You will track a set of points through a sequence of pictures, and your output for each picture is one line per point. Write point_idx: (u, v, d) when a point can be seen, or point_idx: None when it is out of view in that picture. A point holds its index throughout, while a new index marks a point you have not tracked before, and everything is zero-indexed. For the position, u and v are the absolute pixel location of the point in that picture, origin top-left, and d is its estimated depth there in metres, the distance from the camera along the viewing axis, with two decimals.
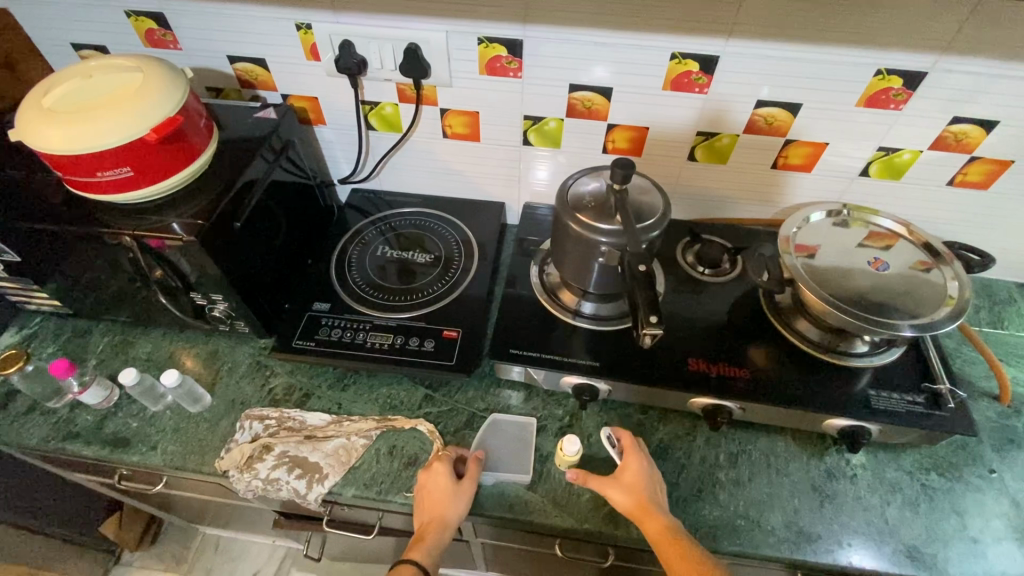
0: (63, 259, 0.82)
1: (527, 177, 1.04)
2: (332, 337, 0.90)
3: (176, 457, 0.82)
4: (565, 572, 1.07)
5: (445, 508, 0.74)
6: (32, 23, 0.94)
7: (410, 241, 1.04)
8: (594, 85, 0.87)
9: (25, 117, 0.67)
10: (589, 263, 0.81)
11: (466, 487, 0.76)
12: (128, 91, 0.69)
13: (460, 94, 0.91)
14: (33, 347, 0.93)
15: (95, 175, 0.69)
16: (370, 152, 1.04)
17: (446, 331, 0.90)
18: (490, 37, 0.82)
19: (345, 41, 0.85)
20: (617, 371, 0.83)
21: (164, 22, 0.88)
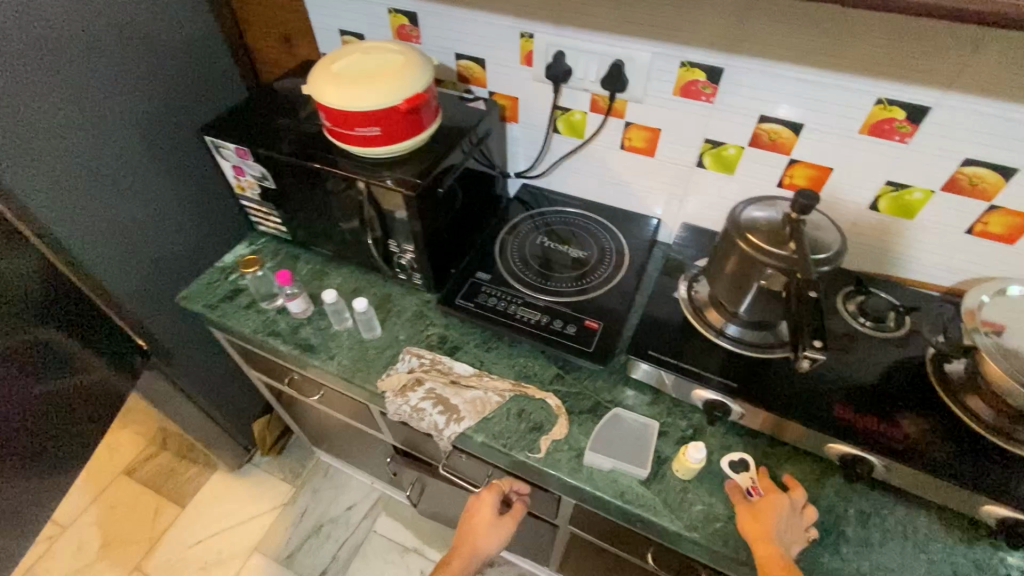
0: (303, 193, 1.03)
1: (691, 198, 1.08)
2: (488, 303, 1.01)
3: (347, 370, 0.98)
4: None
5: (486, 533, 0.93)
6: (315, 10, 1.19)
7: (567, 237, 1.13)
8: (784, 119, 0.89)
9: (317, 76, 0.86)
10: (748, 286, 0.84)
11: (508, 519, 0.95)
12: (393, 67, 0.86)
13: (648, 111, 0.98)
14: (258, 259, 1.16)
15: (354, 130, 0.87)
16: (549, 152, 1.15)
17: (589, 321, 0.97)
18: (692, 62, 0.89)
19: (559, 51, 0.96)
20: (753, 395, 0.84)
21: (415, 20, 1.06)
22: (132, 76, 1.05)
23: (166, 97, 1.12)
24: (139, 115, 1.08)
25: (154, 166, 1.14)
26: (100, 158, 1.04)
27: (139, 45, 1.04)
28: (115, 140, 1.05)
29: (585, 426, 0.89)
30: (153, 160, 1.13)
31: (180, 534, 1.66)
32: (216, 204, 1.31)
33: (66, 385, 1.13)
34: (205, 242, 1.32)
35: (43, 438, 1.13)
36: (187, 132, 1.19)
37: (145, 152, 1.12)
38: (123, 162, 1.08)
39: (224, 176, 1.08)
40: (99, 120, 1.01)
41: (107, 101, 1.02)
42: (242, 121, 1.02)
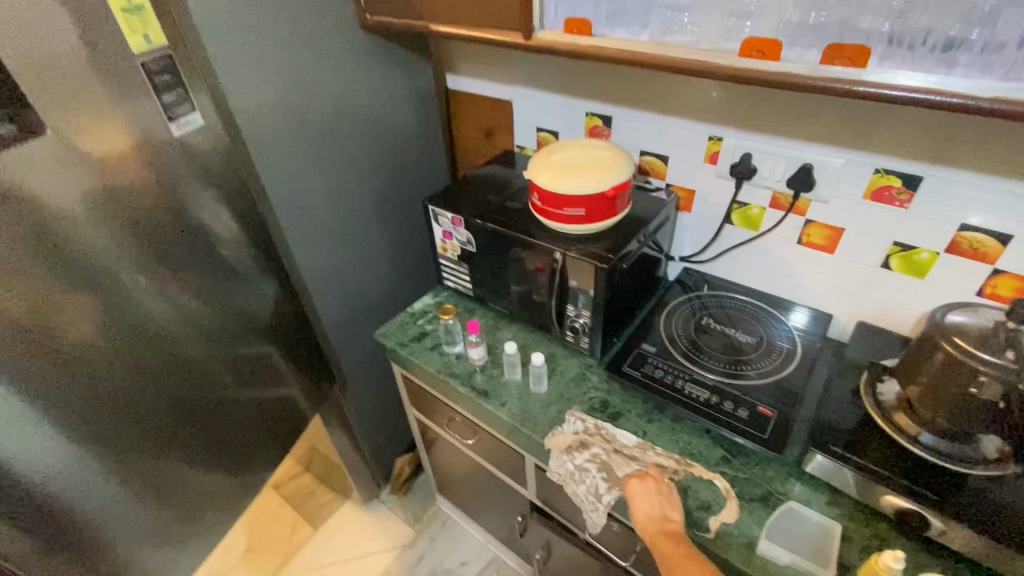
0: (497, 256, 1.18)
1: (869, 298, 1.08)
2: (655, 374, 1.06)
3: (517, 418, 1.06)
4: None
5: None
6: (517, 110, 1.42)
7: (733, 322, 1.16)
8: (989, 229, 0.89)
9: (538, 164, 1.03)
10: (953, 392, 0.81)
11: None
12: (603, 161, 1.01)
13: (832, 211, 1.03)
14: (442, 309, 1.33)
15: (561, 209, 1.01)
16: (718, 241, 1.23)
17: (760, 407, 0.98)
18: (887, 169, 0.94)
19: (745, 153, 1.07)
20: (958, 513, 0.78)
21: (608, 120, 1.23)
22: (372, 154, 1.33)
23: (390, 171, 1.40)
24: (373, 184, 1.36)
25: (371, 225, 1.40)
26: (338, 214, 1.31)
27: (381, 132, 1.33)
28: (350, 201, 1.33)
29: (756, 514, 0.87)
30: (373, 221, 1.39)
31: (308, 554, 1.78)
32: (405, 262, 1.55)
33: (275, 395, 1.36)
34: (392, 290, 1.55)
35: (254, 441, 1.34)
36: (399, 200, 1.45)
37: (369, 213, 1.38)
38: (353, 219, 1.35)
39: (431, 237, 1.28)
40: (344, 187, 1.30)
41: (352, 172, 1.30)
42: (456, 194, 1.23)
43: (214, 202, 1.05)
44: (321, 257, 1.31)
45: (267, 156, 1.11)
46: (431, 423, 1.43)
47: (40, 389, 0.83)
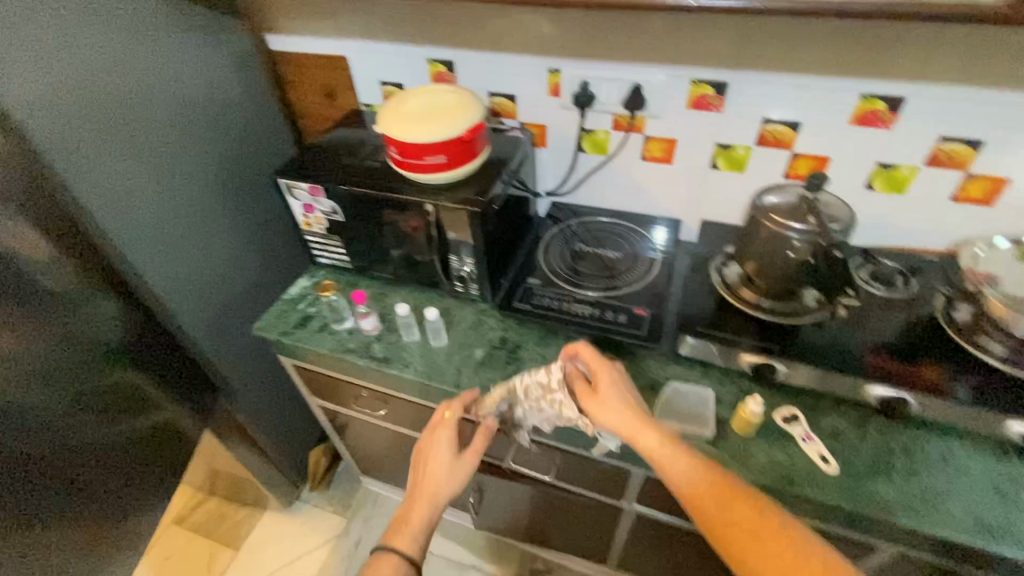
0: (367, 221, 1.14)
1: (707, 197, 1.23)
2: (543, 302, 1.12)
3: (423, 375, 1.07)
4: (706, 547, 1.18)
5: None
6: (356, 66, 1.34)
7: (602, 242, 1.27)
8: (785, 120, 1.05)
9: (389, 116, 1.00)
10: (777, 260, 0.97)
11: (472, 453, 0.98)
12: (453, 105, 1.00)
13: (665, 124, 1.14)
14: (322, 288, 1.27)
15: (421, 159, 0.99)
16: (576, 170, 1.30)
17: (637, 309, 1.09)
18: (701, 79, 1.05)
19: (584, 81, 1.13)
20: (794, 355, 0.95)
21: (451, 66, 1.22)
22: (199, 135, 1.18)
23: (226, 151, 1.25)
24: (210, 170, 1.21)
25: (221, 215, 1.25)
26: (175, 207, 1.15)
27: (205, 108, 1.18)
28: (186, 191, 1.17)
29: (649, 401, 0.99)
30: (222, 210, 1.25)
31: None
32: (272, 247, 1.42)
33: None
34: (261, 282, 1.43)
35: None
36: (246, 182, 1.32)
37: (214, 203, 1.24)
38: (198, 213, 1.19)
39: (291, 215, 1.20)
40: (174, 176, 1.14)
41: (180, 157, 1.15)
42: (308, 164, 1.15)
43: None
44: (170, 262, 1.15)
45: (73, 156, 0.92)
46: (338, 407, 1.38)
47: None
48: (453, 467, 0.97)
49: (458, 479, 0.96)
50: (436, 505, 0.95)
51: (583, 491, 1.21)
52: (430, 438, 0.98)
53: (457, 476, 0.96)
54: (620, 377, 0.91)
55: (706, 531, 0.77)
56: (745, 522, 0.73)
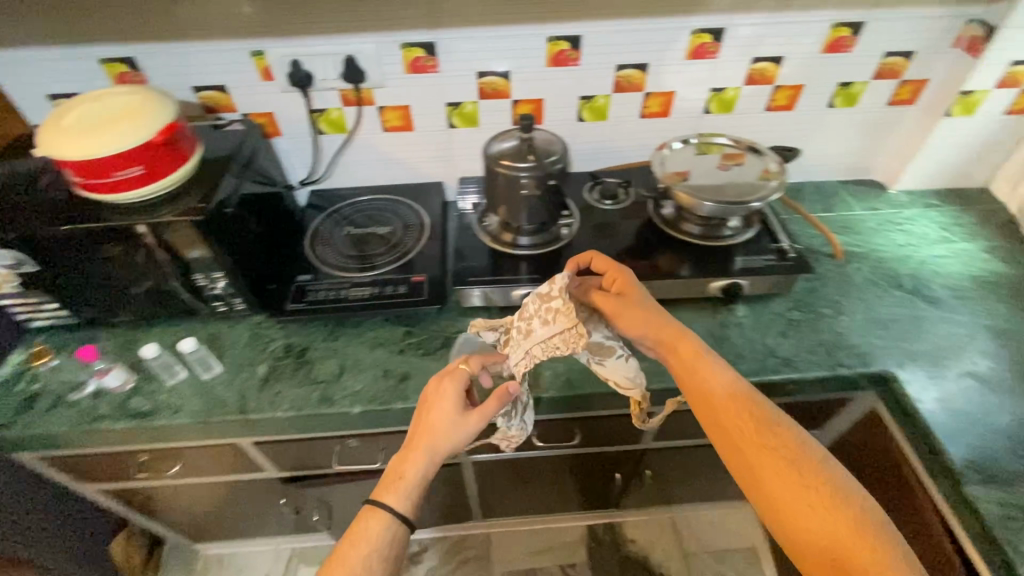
0: (73, 265, 0.95)
1: (457, 156, 1.29)
2: (318, 296, 1.08)
3: (199, 414, 0.97)
4: (540, 466, 1.31)
5: None
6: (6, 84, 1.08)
7: (369, 220, 1.25)
8: (496, 71, 1.13)
9: (52, 137, 0.84)
10: (518, 199, 1.07)
11: (479, 416, 0.84)
12: (133, 107, 0.88)
13: (392, 93, 1.15)
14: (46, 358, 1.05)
15: (113, 176, 0.86)
16: (322, 154, 1.26)
17: (413, 277, 1.11)
18: (409, 42, 1.07)
19: (293, 60, 1.08)
20: (551, 279, 1.08)
21: (135, 64, 1.06)
22: None
23: None
24: None
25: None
26: None
27: None
28: None
29: (442, 358, 1.03)
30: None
31: None
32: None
33: None
34: None
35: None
36: None
37: None
38: None
39: None
40: None
41: None
42: None
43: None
44: None
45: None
46: (124, 482, 1.19)
47: None
48: (462, 421, 0.85)
49: (467, 431, 0.84)
50: (435, 462, 0.84)
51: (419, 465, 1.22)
52: (438, 387, 0.86)
53: (466, 429, 0.84)
54: (641, 287, 0.93)
55: (708, 428, 0.82)
56: (749, 420, 0.79)
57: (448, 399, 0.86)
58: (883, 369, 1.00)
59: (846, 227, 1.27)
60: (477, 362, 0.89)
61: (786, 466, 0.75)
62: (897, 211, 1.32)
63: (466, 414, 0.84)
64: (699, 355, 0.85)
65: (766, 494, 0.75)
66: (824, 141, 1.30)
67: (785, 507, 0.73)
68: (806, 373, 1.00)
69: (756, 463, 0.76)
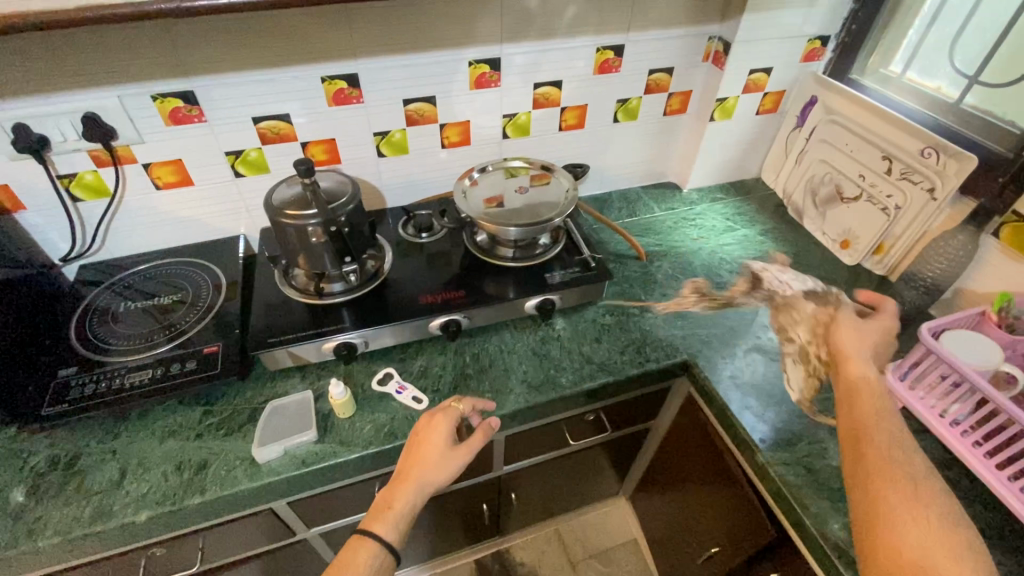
0: None
1: (255, 207, 1.20)
2: (84, 392, 0.93)
3: None
4: None
5: None
6: None
7: (154, 290, 1.11)
8: (273, 115, 1.06)
9: None
10: (313, 249, 1.00)
11: (467, 450, 0.85)
12: None
13: (155, 148, 1.03)
14: None
15: None
16: (87, 222, 1.10)
17: (206, 348, 1.00)
18: (161, 93, 0.97)
19: (14, 122, 0.92)
20: (364, 326, 1.03)
21: None
22: None
23: None
24: None
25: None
26: None
27: None
28: None
29: (249, 433, 0.94)
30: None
31: None
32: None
33: None
34: None
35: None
36: None
37: None
38: None
39: None
40: None
41: None
42: None
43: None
44: None
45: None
46: None
47: None
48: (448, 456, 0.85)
49: (456, 462, 0.83)
50: (423, 496, 0.81)
51: (256, 554, 1.09)
52: (429, 423, 0.86)
53: (455, 461, 0.83)
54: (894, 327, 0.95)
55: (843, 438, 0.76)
56: (877, 428, 0.74)
57: (439, 433, 0.86)
58: (686, 358, 1.09)
59: (648, 229, 1.38)
60: (466, 405, 0.92)
61: (893, 467, 0.67)
62: (690, 208, 1.47)
63: (453, 449, 0.84)
64: (858, 370, 0.83)
65: (866, 489, 0.67)
66: (618, 153, 1.41)
67: (880, 503, 0.65)
68: (619, 375, 1.05)
69: (865, 460, 0.70)
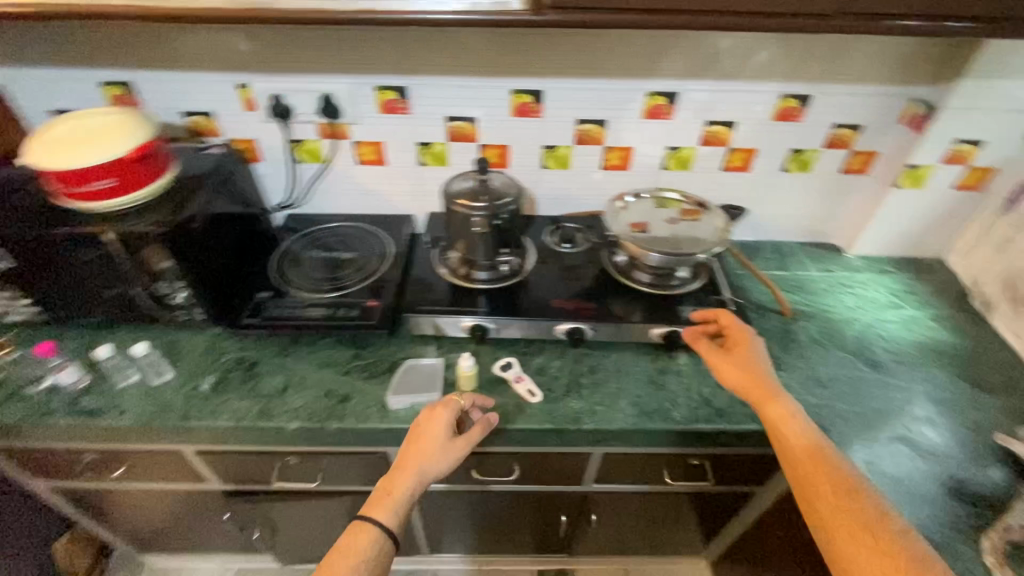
0: (44, 265, 1.01)
1: (427, 192, 1.36)
2: (274, 314, 1.13)
3: (143, 416, 1.01)
4: (485, 502, 1.30)
5: None
6: (14, 97, 1.16)
7: (339, 245, 1.31)
8: (463, 117, 1.21)
9: (41, 144, 0.93)
10: (471, 237, 1.11)
11: (467, 439, 0.92)
12: (117, 124, 0.98)
13: (367, 130, 1.23)
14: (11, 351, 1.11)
15: (89, 183, 0.94)
16: (300, 181, 1.34)
17: (369, 302, 1.16)
18: (384, 86, 1.16)
19: (277, 95, 1.17)
20: (498, 314, 1.12)
21: (133, 87, 1.15)
22: None
23: None
24: None
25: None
26: None
27: None
28: None
29: (384, 382, 1.07)
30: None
31: None
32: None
33: None
34: None
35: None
36: None
37: None
38: None
39: None
40: None
41: None
42: None
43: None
44: None
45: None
46: (69, 481, 1.20)
47: None
48: (446, 446, 0.92)
49: (460, 450, 0.91)
50: (421, 483, 0.88)
51: (359, 491, 1.22)
52: (431, 415, 0.92)
53: (449, 434, 0.93)
54: (755, 343, 0.99)
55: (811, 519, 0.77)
56: (837, 496, 0.75)
57: (440, 424, 0.93)
58: (816, 428, 1.01)
59: (796, 286, 1.31)
60: (468, 398, 0.98)
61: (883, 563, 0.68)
62: (850, 274, 1.36)
63: (453, 436, 0.92)
64: (774, 399, 0.88)
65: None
66: (779, 203, 1.36)
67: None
68: (736, 424, 1.01)
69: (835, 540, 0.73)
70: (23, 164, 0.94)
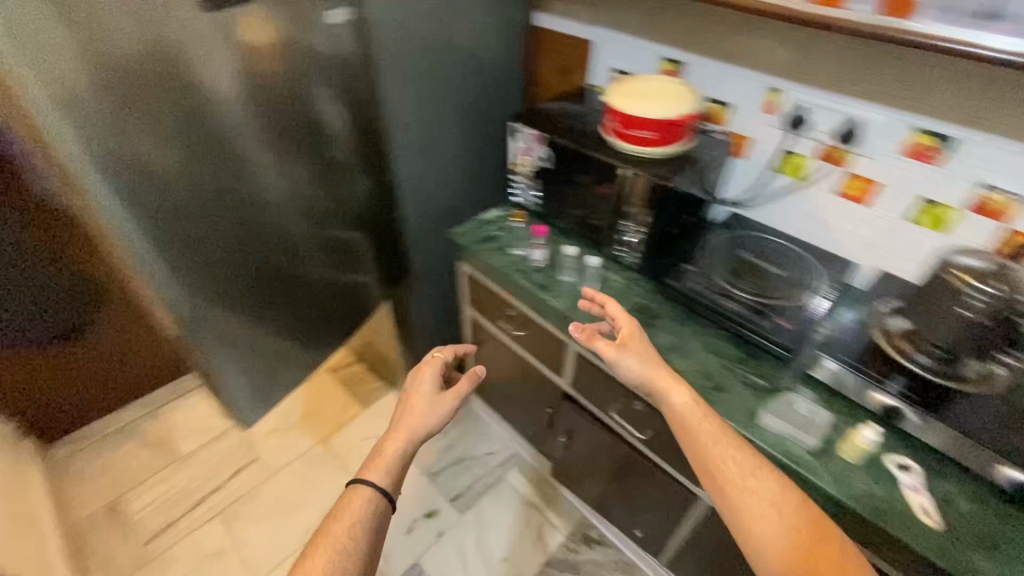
0: (569, 174, 1.33)
1: (895, 250, 1.18)
2: (690, 284, 1.18)
3: (569, 306, 1.25)
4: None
5: None
6: (597, 52, 1.51)
7: (769, 256, 1.21)
8: (1010, 190, 1.00)
9: (622, 92, 1.21)
10: (948, 319, 0.92)
11: (457, 396, 1.10)
12: (678, 92, 1.19)
13: (876, 165, 1.13)
14: (513, 221, 1.51)
15: (639, 130, 1.18)
16: (764, 188, 1.33)
17: (781, 320, 1.08)
18: (929, 129, 1.04)
19: (804, 106, 1.18)
20: (931, 411, 0.90)
21: (683, 67, 1.34)
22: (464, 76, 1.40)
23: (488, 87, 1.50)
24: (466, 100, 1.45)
25: (457, 133, 1.48)
26: (433, 121, 1.39)
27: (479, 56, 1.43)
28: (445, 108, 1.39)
29: (760, 397, 1.05)
30: (460, 130, 1.48)
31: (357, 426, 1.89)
32: (485, 182, 1.63)
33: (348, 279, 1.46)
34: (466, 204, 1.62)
35: (317, 316, 1.42)
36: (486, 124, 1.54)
37: (457, 127, 1.47)
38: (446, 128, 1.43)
39: (510, 154, 1.44)
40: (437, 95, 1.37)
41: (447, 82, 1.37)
42: (541, 118, 1.38)
43: (327, 95, 1.18)
44: (413, 160, 1.40)
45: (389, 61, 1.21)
46: (488, 319, 1.60)
47: (144, 208, 0.92)
48: (435, 402, 1.09)
49: (449, 409, 1.08)
50: (411, 436, 1.03)
51: (664, 470, 1.24)
52: (419, 375, 1.12)
53: (437, 417, 1.07)
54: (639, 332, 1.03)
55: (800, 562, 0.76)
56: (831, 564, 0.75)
57: (423, 390, 1.11)
58: None
59: None
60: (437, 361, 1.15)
61: None
62: None
63: (437, 397, 1.09)
64: (678, 386, 0.92)
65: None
66: None
67: None
68: None
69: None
70: (603, 101, 1.24)
